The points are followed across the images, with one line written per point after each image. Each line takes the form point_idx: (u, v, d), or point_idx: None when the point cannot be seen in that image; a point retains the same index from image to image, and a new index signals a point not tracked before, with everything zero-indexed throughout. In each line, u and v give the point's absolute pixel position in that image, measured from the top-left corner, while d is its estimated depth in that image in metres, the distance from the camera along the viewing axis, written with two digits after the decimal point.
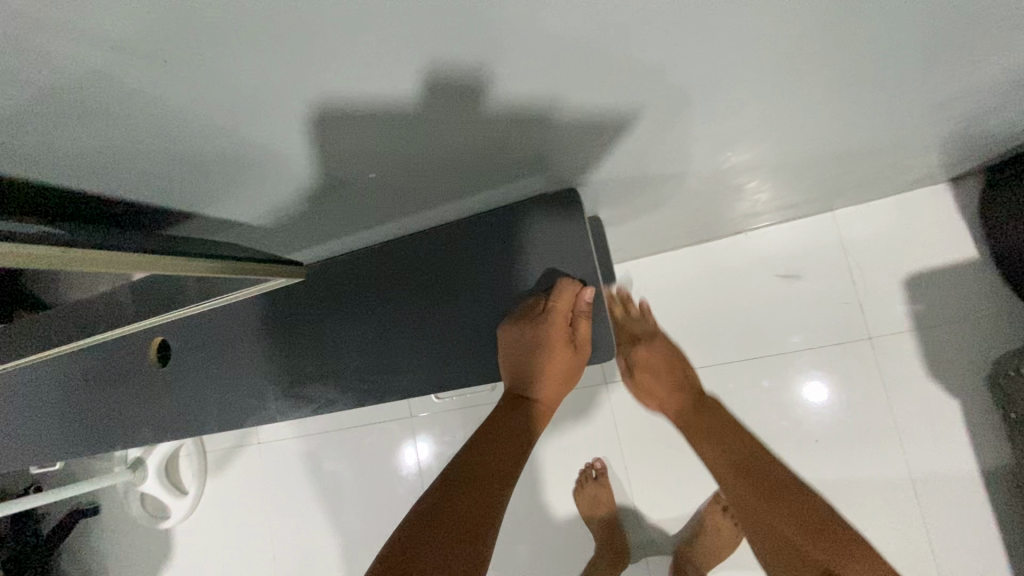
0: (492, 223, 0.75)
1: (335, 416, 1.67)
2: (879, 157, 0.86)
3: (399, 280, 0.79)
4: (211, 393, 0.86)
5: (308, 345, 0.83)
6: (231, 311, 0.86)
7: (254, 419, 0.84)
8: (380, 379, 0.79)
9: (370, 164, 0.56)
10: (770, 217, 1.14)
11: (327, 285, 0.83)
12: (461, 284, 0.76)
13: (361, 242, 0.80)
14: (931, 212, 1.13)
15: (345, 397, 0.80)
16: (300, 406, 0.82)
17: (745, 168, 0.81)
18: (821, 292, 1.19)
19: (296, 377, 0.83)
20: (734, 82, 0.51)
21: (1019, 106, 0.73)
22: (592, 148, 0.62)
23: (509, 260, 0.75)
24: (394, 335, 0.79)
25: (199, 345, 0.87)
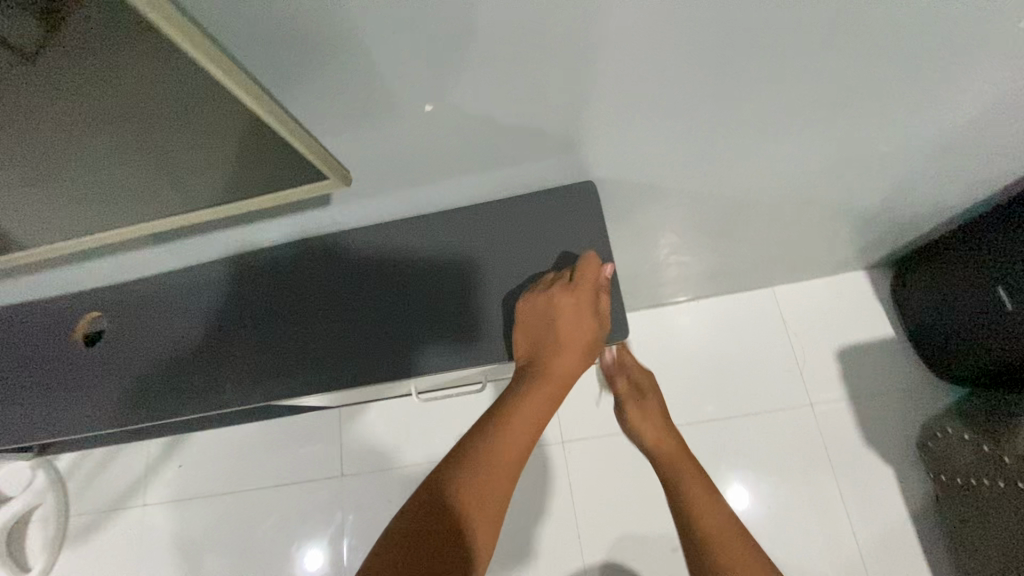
0: (510, 209, 0.76)
1: (245, 474, 1.44)
2: (821, 226, 1.00)
3: (405, 258, 0.77)
4: (169, 372, 0.78)
5: (284, 320, 0.78)
6: (220, 280, 0.83)
7: (205, 406, 0.75)
8: (363, 357, 0.73)
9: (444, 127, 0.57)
10: (722, 282, 1.25)
11: (322, 262, 0.79)
12: (466, 267, 0.74)
13: (369, 211, 0.77)
14: (855, 294, 1.27)
15: (320, 378, 0.73)
16: (264, 387, 0.74)
17: (718, 215, 0.90)
18: (766, 359, 1.27)
19: (264, 360, 0.76)
20: (735, 93, 0.60)
21: (927, 189, 0.90)
22: (610, 141, 0.67)
23: (522, 242, 0.75)
24: (390, 310, 0.75)
25: (175, 318, 0.82)
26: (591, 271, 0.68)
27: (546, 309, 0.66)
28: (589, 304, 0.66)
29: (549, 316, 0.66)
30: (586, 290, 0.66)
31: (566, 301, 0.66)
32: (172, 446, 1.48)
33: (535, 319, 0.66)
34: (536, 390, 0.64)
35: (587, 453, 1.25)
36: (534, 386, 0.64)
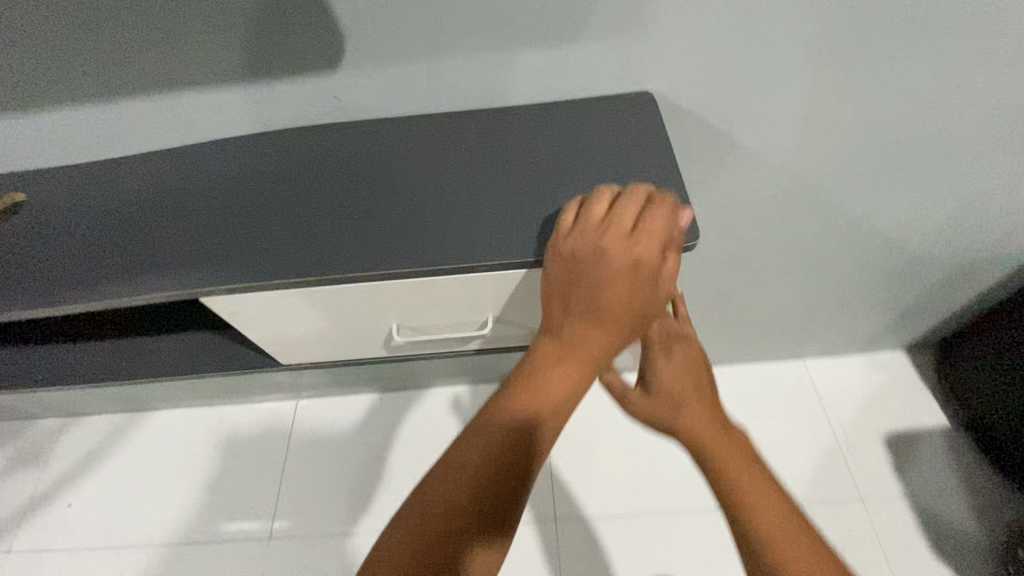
0: (537, 103, 0.56)
1: (148, 536, 1.13)
2: (869, 268, 0.89)
3: (332, 151, 0.55)
4: (38, 265, 0.52)
5: (128, 215, 0.54)
6: (127, 163, 0.58)
7: (85, 303, 0.49)
8: (223, 267, 0.49)
9: (485, 19, 0.49)
10: (751, 345, 1.10)
11: (272, 144, 0.56)
12: (483, 155, 0.53)
13: (335, 94, 0.54)
14: (895, 375, 1.13)
15: (147, 288, 0.49)
16: (95, 290, 0.50)
17: (763, 229, 0.79)
18: (803, 441, 1.08)
19: (182, 245, 0.51)
20: (809, 19, 0.52)
21: (986, 226, 0.81)
22: (660, 75, 0.55)
23: (508, 146, 0.53)
24: (286, 212, 0.52)
25: (57, 205, 0.57)
26: (664, 212, 0.44)
27: (584, 262, 0.42)
28: (654, 256, 0.43)
29: (588, 268, 0.42)
30: (651, 238, 0.43)
31: (617, 248, 0.43)
32: (71, 478, 1.21)
33: (568, 264, 0.43)
34: (557, 367, 0.41)
35: (593, 548, 0.90)
36: (555, 359, 0.41)
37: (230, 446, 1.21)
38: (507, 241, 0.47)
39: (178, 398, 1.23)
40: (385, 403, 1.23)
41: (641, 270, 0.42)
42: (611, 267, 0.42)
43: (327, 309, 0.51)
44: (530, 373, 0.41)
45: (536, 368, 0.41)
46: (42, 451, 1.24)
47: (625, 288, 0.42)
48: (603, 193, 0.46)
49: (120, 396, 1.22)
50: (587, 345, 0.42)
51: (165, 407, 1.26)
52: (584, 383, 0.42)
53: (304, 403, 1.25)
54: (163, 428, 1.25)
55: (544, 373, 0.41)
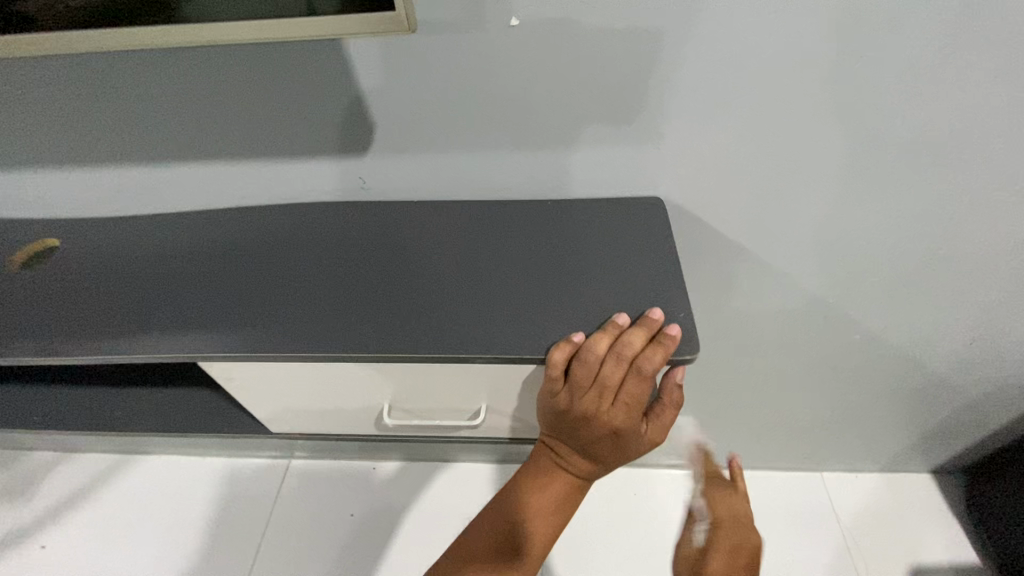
0: (553, 200, 0.58)
1: None
2: (890, 385, 0.85)
3: (348, 228, 0.57)
4: (58, 310, 0.54)
5: (145, 271, 0.57)
6: (159, 221, 0.61)
7: (91, 353, 0.50)
8: (224, 333, 0.50)
9: (509, 122, 0.52)
10: (764, 452, 1.04)
11: (296, 217, 0.59)
12: (494, 246, 0.54)
13: (362, 176, 0.57)
14: (922, 501, 1.05)
15: (147, 346, 0.50)
16: (103, 341, 0.51)
17: (777, 336, 0.77)
18: (818, 565, 0.99)
19: (192, 307, 0.52)
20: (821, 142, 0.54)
21: (1014, 354, 0.78)
22: (676, 183, 0.57)
23: (519, 239, 0.54)
24: (294, 285, 0.53)
25: (88, 253, 0.59)
26: (654, 364, 0.42)
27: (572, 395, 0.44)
28: (636, 418, 0.44)
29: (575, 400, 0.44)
30: (634, 403, 0.43)
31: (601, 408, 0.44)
32: (48, 519, 1.18)
33: (556, 412, 0.45)
34: (547, 492, 0.47)
35: None
36: (547, 485, 0.48)
37: (212, 503, 1.17)
38: (503, 334, 0.47)
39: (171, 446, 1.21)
40: (378, 473, 1.19)
41: (621, 434, 0.44)
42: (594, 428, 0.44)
43: (321, 382, 0.51)
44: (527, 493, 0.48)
45: (529, 486, 0.48)
46: (27, 487, 1.22)
47: (609, 444, 0.45)
48: (600, 334, 0.43)
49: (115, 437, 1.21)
50: (575, 475, 0.48)
51: (156, 453, 1.24)
52: (571, 506, 0.49)
53: (296, 465, 1.21)
54: (150, 476, 1.22)
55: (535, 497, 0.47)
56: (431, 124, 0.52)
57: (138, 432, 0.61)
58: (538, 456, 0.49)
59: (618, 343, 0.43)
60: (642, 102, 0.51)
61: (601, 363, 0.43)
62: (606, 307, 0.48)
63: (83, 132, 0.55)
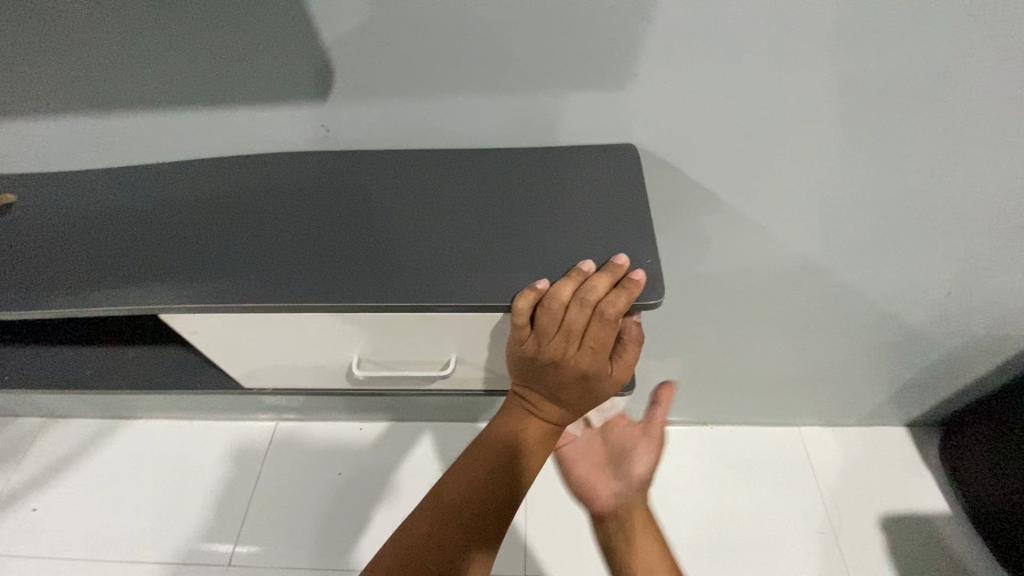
0: (522, 150, 0.56)
1: (107, 546, 1.10)
2: (866, 339, 0.86)
3: (311, 179, 0.55)
4: (14, 266, 0.53)
5: (102, 225, 0.55)
6: (118, 175, 0.59)
7: (48, 308, 0.49)
8: (184, 286, 0.48)
9: (474, 64, 0.50)
10: (743, 407, 1.06)
11: (259, 168, 0.57)
12: (461, 195, 0.53)
13: (324, 123, 0.54)
14: (895, 452, 1.07)
15: (106, 301, 0.49)
16: (61, 296, 0.50)
17: (754, 291, 0.77)
18: (792, 513, 1.02)
19: (152, 260, 0.51)
20: (797, 85, 0.52)
21: (989, 306, 0.79)
22: (650, 130, 0.55)
23: (486, 188, 0.53)
24: (256, 237, 0.51)
25: (44, 209, 0.57)
26: (617, 308, 0.42)
27: (537, 340, 0.44)
28: (603, 361, 0.44)
29: (541, 346, 0.44)
30: (600, 347, 0.43)
31: (568, 353, 0.44)
32: (38, 482, 1.19)
33: (524, 360, 0.45)
34: (519, 438, 0.47)
35: None
36: (518, 429, 0.48)
37: (201, 464, 1.18)
38: (469, 283, 0.46)
39: (157, 410, 1.22)
40: (364, 433, 1.20)
41: (588, 378, 0.44)
42: (561, 373, 0.44)
43: (287, 335, 0.50)
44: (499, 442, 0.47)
45: (501, 432, 0.48)
46: (15, 450, 1.23)
47: (578, 388, 0.46)
48: (564, 282, 0.43)
49: (101, 403, 1.21)
50: (546, 420, 0.48)
51: (143, 417, 1.25)
52: (545, 452, 0.48)
53: (283, 427, 1.23)
54: (138, 440, 1.23)
55: (507, 445, 0.47)
56: (393, 67, 0.50)
57: (106, 390, 0.61)
58: (510, 404, 0.49)
59: (583, 288, 0.42)
60: (613, 42, 0.48)
61: (566, 308, 0.42)
62: (574, 256, 0.47)
63: (26, 79, 0.52)
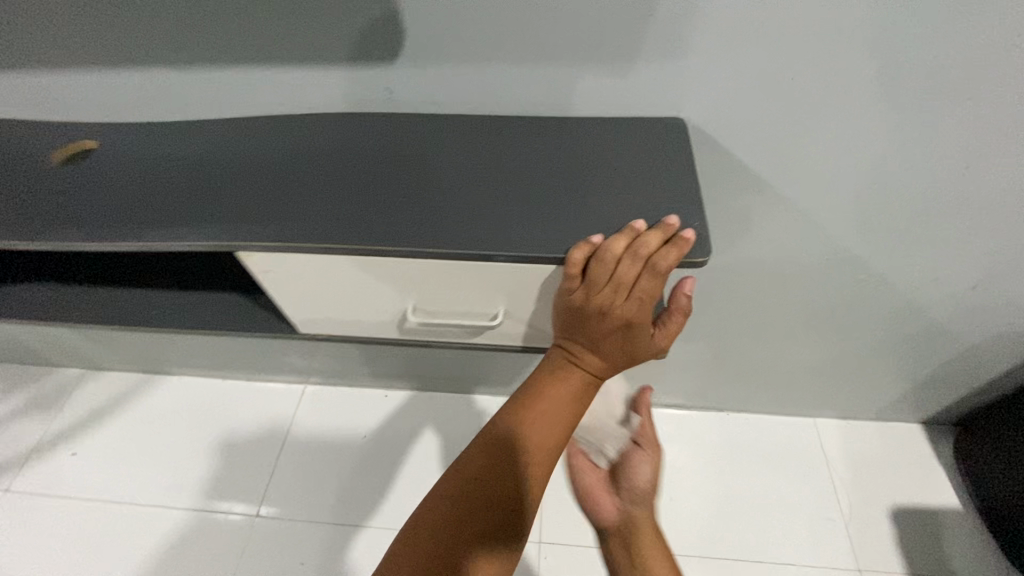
0: (577, 120, 0.59)
1: (142, 491, 1.15)
2: (890, 330, 0.88)
3: (376, 138, 0.58)
4: (99, 204, 0.57)
5: (180, 171, 0.59)
6: (193, 127, 0.63)
7: (133, 242, 0.53)
8: (258, 227, 0.52)
9: (538, 35, 0.53)
10: (762, 394, 1.08)
11: (327, 126, 0.60)
12: (519, 159, 0.56)
13: (391, 86, 0.58)
14: (910, 448, 1.09)
15: (186, 237, 0.52)
16: (145, 232, 0.54)
17: (784, 275, 0.79)
18: (803, 500, 1.05)
19: (228, 203, 0.55)
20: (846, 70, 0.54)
21: (1017, 303, 0.80)
22: (698, 108, 0.58)
23: (540, 153, 0.56)
24: (324, 188, 0.55)
25: (125, 154, 0.61)
26: (667, 263, 0.45)
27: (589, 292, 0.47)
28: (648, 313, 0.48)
29: (591, 297, 0.47)
30: (648, 298, 0.47)
31: (615, 304, 0.47)
32: (77, 428, 1.25)
33: (573, 309, 0.48)
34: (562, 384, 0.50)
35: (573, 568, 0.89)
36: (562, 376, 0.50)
37: (233, 420, 1.24)
38: (523, 238, 0.49)
39: (191, 367, 1.27)
40: (388, 400, 1.24)
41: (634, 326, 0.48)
42: (607, 322, 0.47)
43: (350, 282, 0.54)
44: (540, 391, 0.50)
45: (544, 379, 0.50)
46: (59, 396, 1.30)
47: (618, 340, 0.49)
48: (617, 237, 0.46)
49: (139, 356, 1.26)
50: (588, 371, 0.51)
51: (178, 373, 1.30)
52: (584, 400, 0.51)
53: (311, 390, 1.27)
54: (173, 393, 1.29)
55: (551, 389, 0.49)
56: (460, 35, 0.53)
57: (169, 329, 0.64)
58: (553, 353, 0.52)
59: (636, 242, 0.46)
60: (671, 18, 0.51)
61: (618, 261, 0.46)
62: (626, 218, 0.50)
63: (115, 31, 0.56)
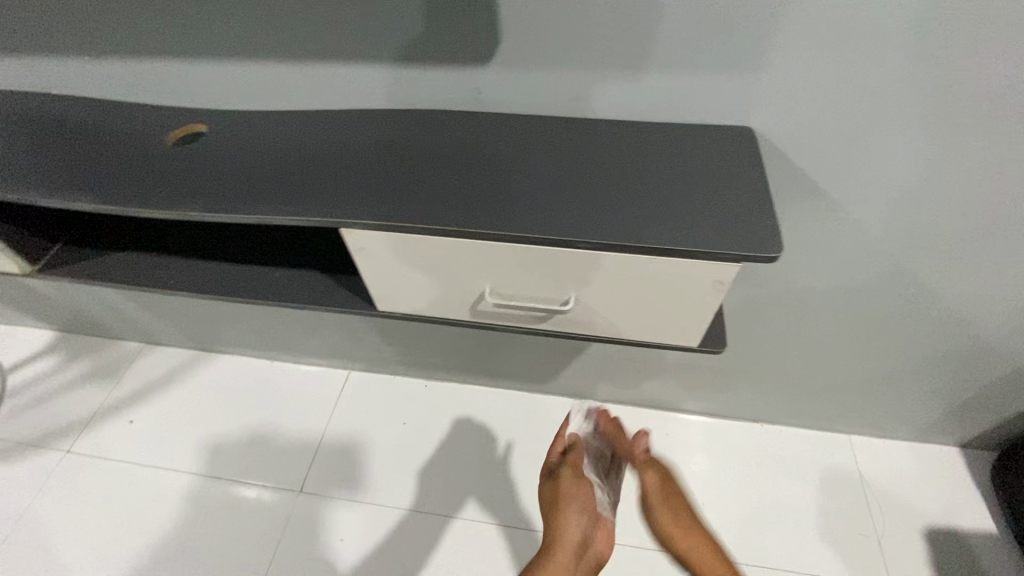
0: (650, 126, 0.63)
1: (191, 460, 1.21)
2: (934, 348, 0.89)
3: (464, 134, 0.64)
4: (214, 181, 0.63)
5: (285, 155, 0.65)
6: (295, 117, 0.69)
7: (247, 215, 0.59)
8: (360, 207, 0.57)
9: (622, 48, 0.57)
10: (798, 406, 1.09)
11: (418, 121, 0.66)
12: (596, 159, 0.60)
13: (481, 87, 0.63)
14: (946, 470, 1.09)
15: (295, 213, 0.58)
16: (257, 207, 0.59)
17: (832, 287, 0.82)
18: (836, 514, 1.06)
19: (330, 186, 0.60)
20: (909, 91, 0.58)
21: None
22: (765, 120, 0.62)
23: (615, 155, 0.61)
24: (418, 176, 0.60)
25: (234, 138, 0.68)
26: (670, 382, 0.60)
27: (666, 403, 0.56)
28: None
29: None
30: None
31: None
32: (134, 398, 1.32)
33: None
34: None
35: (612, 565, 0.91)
36: None
37: (279, 400, 1.29)
38: (602, 228, 0.54)
39: (243, 346, 1.33)
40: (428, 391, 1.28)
41: None
42: None
43: (437, 264, 0.59)
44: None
45: None
46: (118, 367, 1.37)
47: None
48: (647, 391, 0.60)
49: (194, 334, 1.33)
50: None
51: (229, 352, 1.37)
52: None
53: (354, 375, 1.31)
54: (223, 371, 1.35)
55: None
56: (549, 43, 0.58)
57: (258, 300, 0.70)
58: None
59: None
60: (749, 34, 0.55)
61: None
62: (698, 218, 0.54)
63: (238, 29, 0.62)
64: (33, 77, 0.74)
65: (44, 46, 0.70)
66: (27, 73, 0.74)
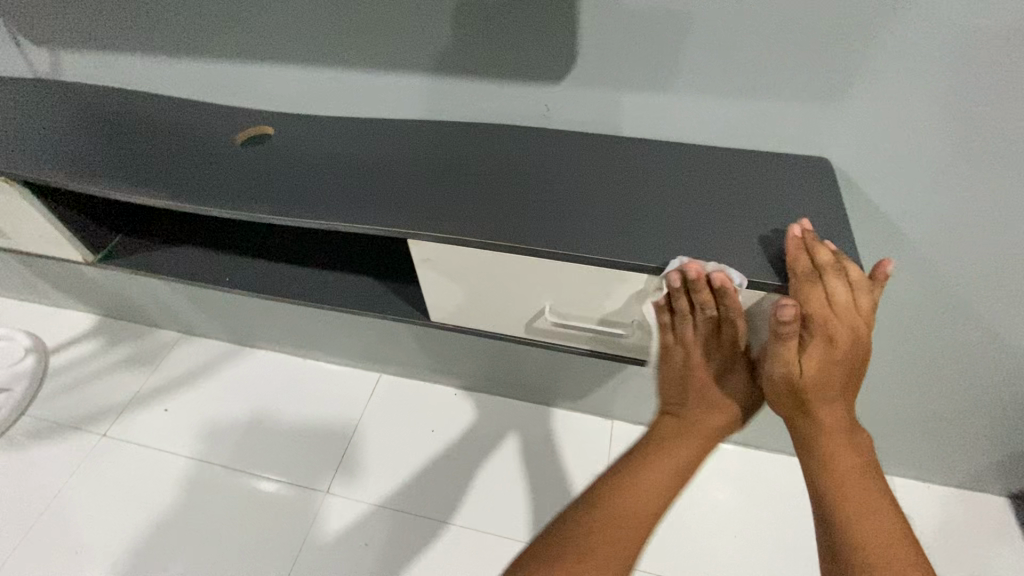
0: (720, 153, 0.63)
1: (221, 453, 1.22)
2: (993, 395, 0.85)
3: (532, 151, 0.64)
4: (284, 183, 0.64)
5: (354, 162, 0.66)
6: (363, 124, 0.70)
7: (317, 219, 0.60)
8: (429, 219, 0.58)
9: (699, 74, 0.57)
10: None
11: (486, 136, 0.66)
12: (666, 184, 0.60)
13: (552, 105, 0.63)
14: (993, 520, 1.04)
15: (365, 220, 0.58)
16: (327, 211, 0.60)
17: (891, 325, 0.79)
18: None
19: (398, 195, 0.61)
20: None
21: None
22: (840, 153, 0.60)
23: (687, 180, 0.60)
24: (487, 191, 0.60)
25: (304, 142, 0.69)
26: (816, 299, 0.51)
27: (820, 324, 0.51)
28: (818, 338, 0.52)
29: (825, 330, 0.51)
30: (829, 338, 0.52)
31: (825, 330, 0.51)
32: (171, 386, 1.34)
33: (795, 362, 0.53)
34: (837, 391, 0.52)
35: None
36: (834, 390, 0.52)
37: (310, 397, 1.30)
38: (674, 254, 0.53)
39: (278, 342, 1.34)
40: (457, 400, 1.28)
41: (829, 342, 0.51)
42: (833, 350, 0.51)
43: (504, 282, 0.59)
44: (874, 458, 0.53)
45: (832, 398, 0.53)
46: (157, 354, 1.40)
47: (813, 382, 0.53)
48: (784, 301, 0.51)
49: (232, 327, 1.35)
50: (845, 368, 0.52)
51: (265, 347, 1.38)
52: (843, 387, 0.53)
53: (386, 378, 1.32)
54: (257, 366, 1.36)
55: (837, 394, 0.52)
56: (624, 66, 0.57)
57: (314, 302, 0.71)
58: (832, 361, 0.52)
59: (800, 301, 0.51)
60: (839, 63, 0.53)
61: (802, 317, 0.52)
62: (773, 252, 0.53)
63: (315, 37, 0.63)
64: (110, 72, 0.76)
65: (125, 44, 0.72)
66: (101, 67, 0.76)
